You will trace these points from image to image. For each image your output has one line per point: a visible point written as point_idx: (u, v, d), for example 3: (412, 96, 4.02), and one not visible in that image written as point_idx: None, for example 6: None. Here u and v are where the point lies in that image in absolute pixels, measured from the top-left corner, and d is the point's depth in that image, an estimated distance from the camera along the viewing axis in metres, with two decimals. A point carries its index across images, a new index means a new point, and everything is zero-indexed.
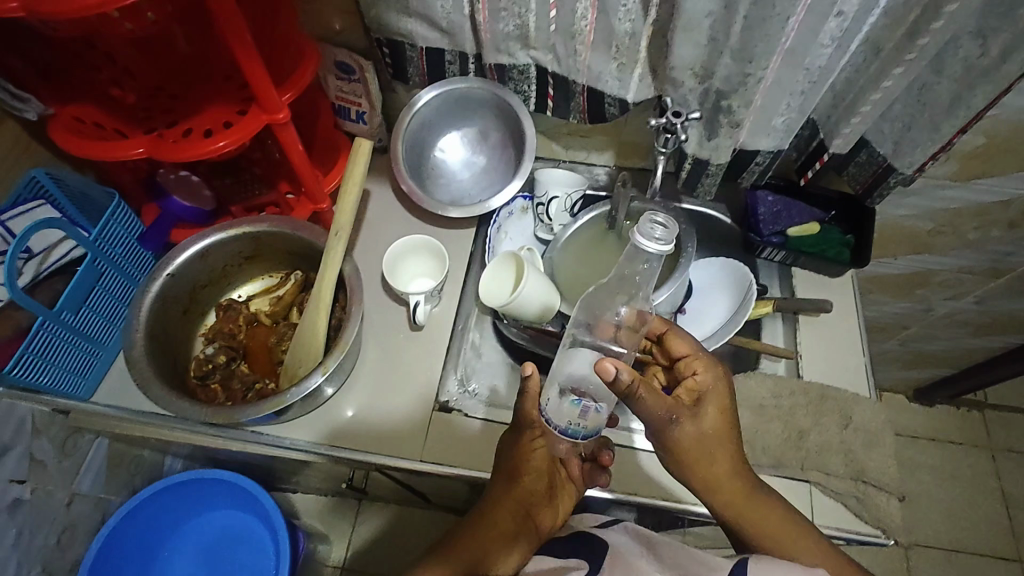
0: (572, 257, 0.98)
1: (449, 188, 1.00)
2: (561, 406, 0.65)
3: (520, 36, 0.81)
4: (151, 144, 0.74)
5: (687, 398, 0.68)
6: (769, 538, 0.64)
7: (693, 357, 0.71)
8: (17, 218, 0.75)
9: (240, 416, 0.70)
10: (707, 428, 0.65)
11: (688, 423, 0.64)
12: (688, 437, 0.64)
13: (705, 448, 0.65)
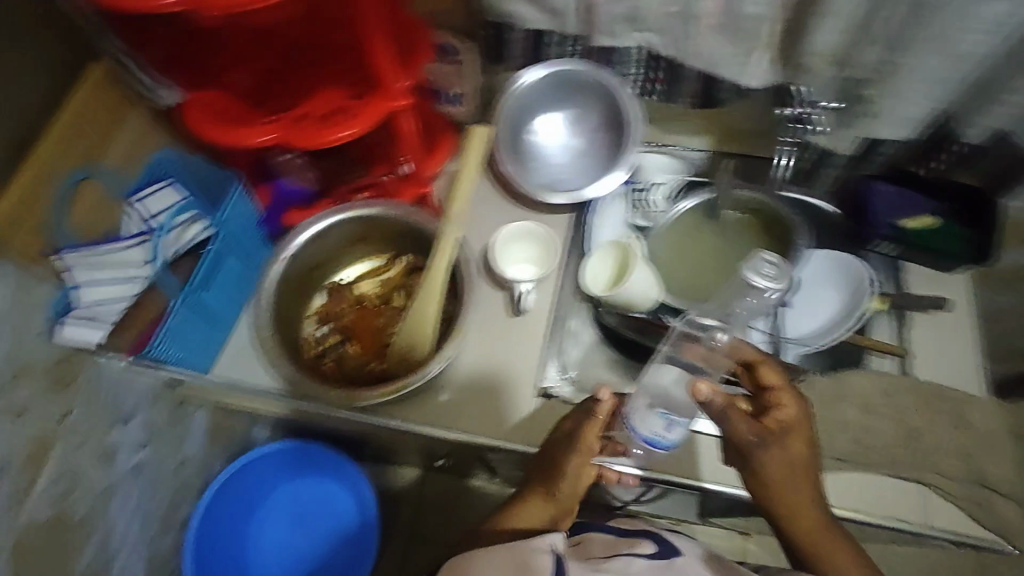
0: (667, 245, 0.96)
1: (545, 171, 0.97)
2: (647, 418, 0.66)
3: (631, 17, 0.78)
4: (281, 129, 0.76)
5: (772, 428, 0.65)
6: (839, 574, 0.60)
7: (779, 389, 0.67)
8: (147, 202, 0.80)
9: (366, 398, 0.75)
10: (792, 457, 0.65)
11: (776, 450, 0.65)
12: (772, 461, 0.65)
13: (788, 475, 0.65)
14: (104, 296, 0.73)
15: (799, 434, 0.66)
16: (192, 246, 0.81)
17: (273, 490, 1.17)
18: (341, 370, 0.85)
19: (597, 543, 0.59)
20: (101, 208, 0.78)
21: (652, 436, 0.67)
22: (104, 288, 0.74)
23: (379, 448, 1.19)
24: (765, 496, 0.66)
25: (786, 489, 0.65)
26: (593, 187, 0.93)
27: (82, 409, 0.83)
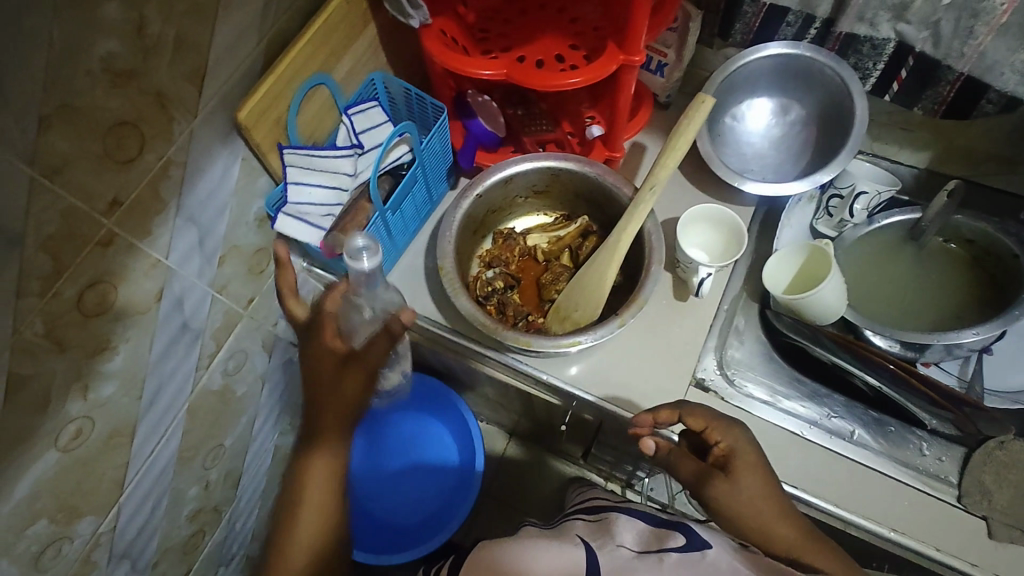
0: (856, 262, 0.90)
1: (741, 156, 0.93)
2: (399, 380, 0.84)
3: (899, 6, 0.72)
4: (509, 65, 0.75)
5: (718, 467, 0.63)
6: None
7: (711, 428, 0.65)
8: (360, 117, 0.83)
9: (537, 344, 0.75)
10: (743, 486, 0.59)
11: (722, 484, 0.60)
12: (719, 497, 0.60)
13: (742, 508, 0.59)
14: (314, 199, 0.79)
15: (747, 468, 0.61)
16: (395, 167, 0.83)
17: (381, 423, 1.21)
18: (504, 313, 0.85)
19: (625, 527, 0.56)
20: (325, 114, 0.81)
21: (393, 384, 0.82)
22: (316, 191, 0.79)
23: (485, 404, 1.21)
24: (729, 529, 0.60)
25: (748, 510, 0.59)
26: (787, 184, 0.85)
27: (262, 298, 0.88)
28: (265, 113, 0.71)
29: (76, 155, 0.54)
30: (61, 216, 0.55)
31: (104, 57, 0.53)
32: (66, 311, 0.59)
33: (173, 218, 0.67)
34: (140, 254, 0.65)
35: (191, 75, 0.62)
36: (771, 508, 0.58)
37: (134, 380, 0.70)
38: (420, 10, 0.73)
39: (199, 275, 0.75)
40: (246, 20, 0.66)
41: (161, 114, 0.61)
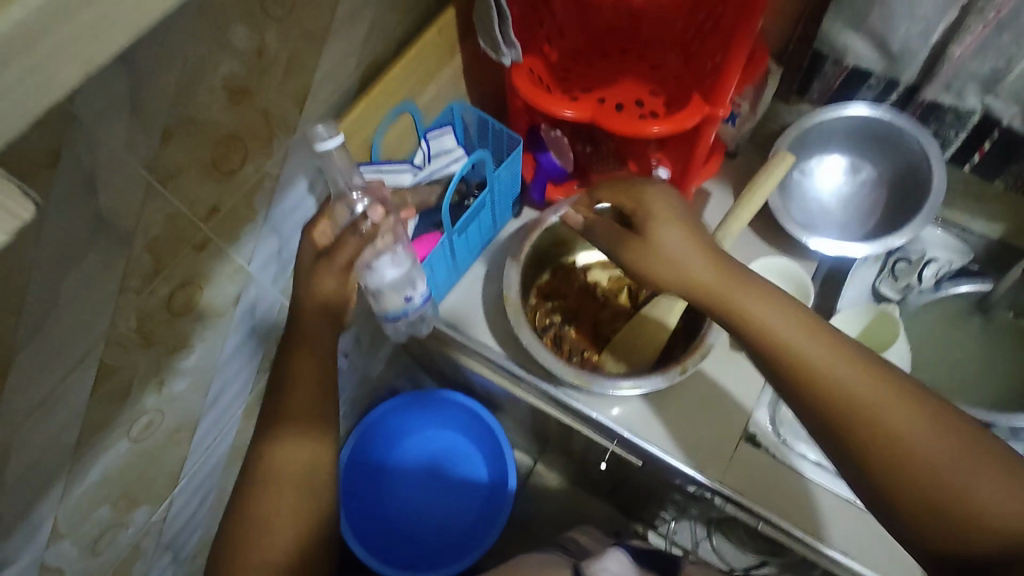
0: (919, 328, 0.89)
1: (808, 212, 0.92)
2: (394, 301, 0.64)
3: (989, 79, 0.72)
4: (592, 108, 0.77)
5: (635, 230, 0.64)
6: (839, 417, 0.53)
7: (627, 189, 0.66)
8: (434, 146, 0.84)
9: (595, 384, 0.75)
10: (657, 248, 0.61)
11: (636, 245, 0.63)
12: (635, 256, 0.63)
13: (659, 255, 0.61)
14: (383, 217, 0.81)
15: (662, 222, 0.62)
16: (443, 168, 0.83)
17: (415, 441, 1.21)
18: (559, 347, 0.86)
19: None
20: (405, 137, 0.83)
21: (398, 311, 0.65)
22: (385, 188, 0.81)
23: (521, 430, 1.21)
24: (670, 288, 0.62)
25: (670, 267, 0.61)
26: (850, 245, 0.84)
27: None
28: (354, 135, 0.73)
29: (188, 164, 0.57)
30: (166, 219, 0.58)
31: (226, 77, 0.57)
32: (155, 309, 0.62)
33: (260, 228, 0.70)
34: (226, 259, 0.68)
35: (295, 95, 0.65)
36: (713, 274, 0.60)
37: (204, 379, 0.73)
38: (514, 49, 0.71)
39: (274, 283, 0.77)
40: (350, 46, 0.70)
41: (266, 130, 0.64)
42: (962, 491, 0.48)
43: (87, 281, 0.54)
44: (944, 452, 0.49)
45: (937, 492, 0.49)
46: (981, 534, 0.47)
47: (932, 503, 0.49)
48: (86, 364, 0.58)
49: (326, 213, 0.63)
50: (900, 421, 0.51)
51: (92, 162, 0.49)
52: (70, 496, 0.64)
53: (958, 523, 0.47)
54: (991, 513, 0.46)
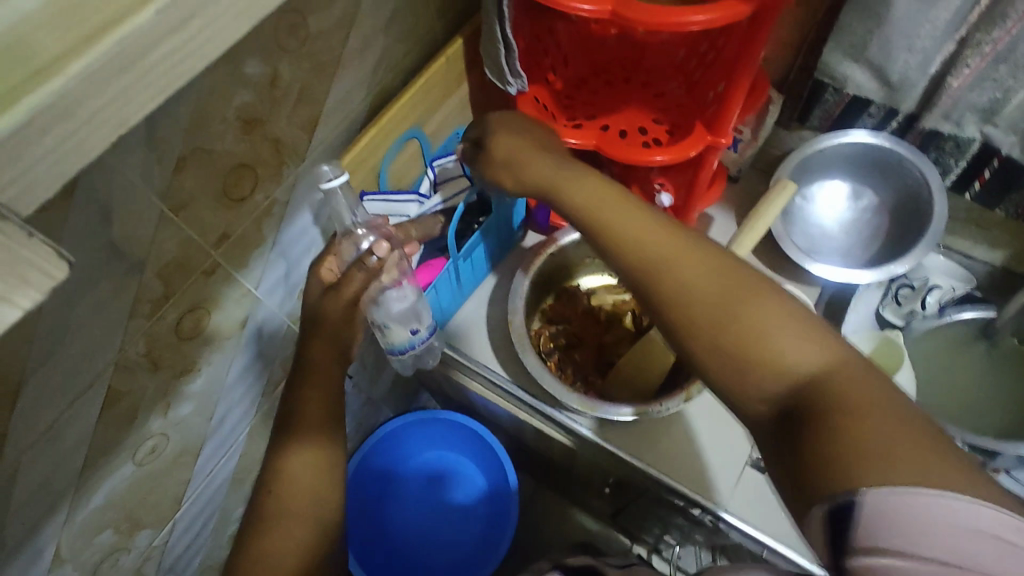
0: (921, 353, 0.90)
1: (809, 237, 0.93)
2: (401, 335, 0.68)
3: (988, 110, 0.73)
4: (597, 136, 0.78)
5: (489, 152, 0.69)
6: (638, 263, 0.52)
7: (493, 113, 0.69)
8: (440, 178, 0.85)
9: (599, 410, 0.75)
10: (499, 154, 0.65)
11: (482, 158, 0.67)
12: (483, 167, 0.67)
13: (497, 161, 0.66)
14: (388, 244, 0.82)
15: (501, 127, 0.67)
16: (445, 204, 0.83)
17: (419, 462, 1.21)
18: (563, 371, 0.86)
19: None
20: (413, 164, 0.84)
21: (405, 344, 0.69)
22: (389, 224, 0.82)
23: (524, 452, 1.21)
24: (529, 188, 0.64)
25: (511, 166, 0.64)
26: (853, 272, 0.85)
27: None
28: (362, 160, 0.74)
29: (199, 193, 0.58)
30: (177, 245, 0.59)
31: (239, 107, 0.58)
32: (163, 333, 0.62)
33: (268, 252, 0.71)
34: (234, 284, 0.68)
35: (305, 124, 0.67)
36: (551, 172, 0.62)
37: (209, 402, 0.73)
38: (520, 78, 0.73)
39: (281, 306, 0.78)
40: (359, 76, 0.71)
41: (276, 158, 0.65)
42: (743, 337, 0.46)
43: (98, 308, 0.54)
44: (693, 279, 0.49)
45: (733, 350, 0.46)
46: (763, 380, 0.45)
47: (717, 354, 0.47)
48: (94, 389, 0.58)
49: (331, 251, 0.65)
50: (693, 278, 0.49)
51: (107, 193, 0.50)
52: (75, 520, 0.64)
53: (763, 375, 0.45)
54: (786, 363, 0.44)
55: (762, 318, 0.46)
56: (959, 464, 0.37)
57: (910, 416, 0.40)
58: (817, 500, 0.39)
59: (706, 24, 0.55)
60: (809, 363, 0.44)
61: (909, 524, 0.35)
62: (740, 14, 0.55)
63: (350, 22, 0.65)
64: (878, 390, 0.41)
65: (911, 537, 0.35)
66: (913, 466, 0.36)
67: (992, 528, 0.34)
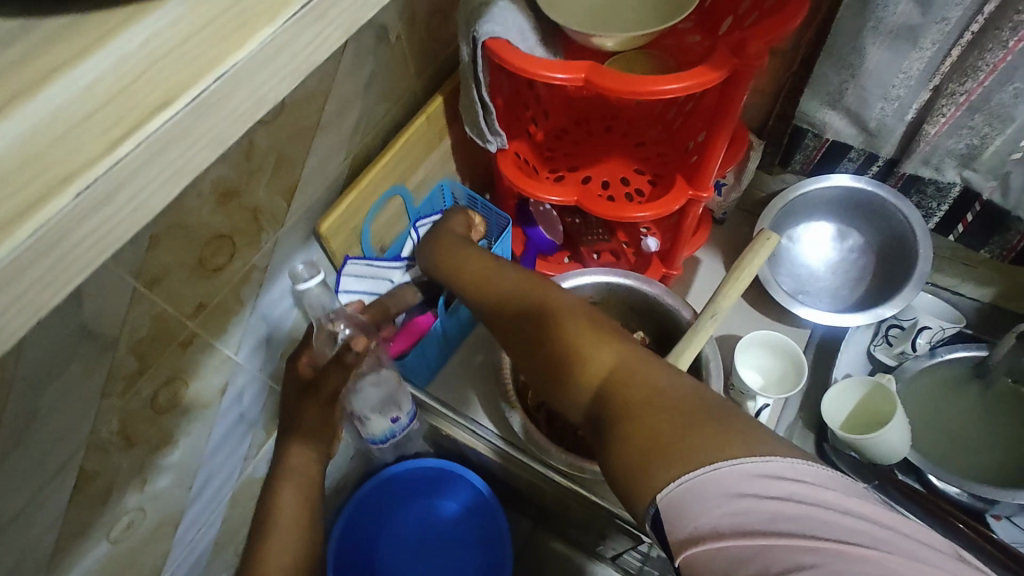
0: (917, 395, 0.88)
1: (796, 278, 0.93)
2: (379, 423, 0.77)
3: (966, 156, 0.73)
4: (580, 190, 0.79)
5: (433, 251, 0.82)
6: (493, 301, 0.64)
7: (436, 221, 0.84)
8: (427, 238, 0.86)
9: (590, 469, 0.74)
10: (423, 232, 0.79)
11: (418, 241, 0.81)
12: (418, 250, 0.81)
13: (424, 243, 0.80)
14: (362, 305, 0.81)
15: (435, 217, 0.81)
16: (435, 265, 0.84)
17: (406, 513, 1.15)
18: (553, 425, 0.85)
19: None
20: (395, 220, 0.84)
21: (386, 431, 0.78)
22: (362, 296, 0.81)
23: (518, 497, 1.18)
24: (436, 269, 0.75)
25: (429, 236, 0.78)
26: (842, 315, 0.85)
27: None
28: (344, 219, 0.74)
29: (174, 267, 0.58)
30: (151, 321, 0.58)
31: (215, 181, 0.58)
32: (138, 409, 0.61)
33: (248, 318, 0.70)
34: (214, 352, 0.67)
35: (283, 190, 0.66)
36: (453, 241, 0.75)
37: (189, 471, 0.72)
38: (500, 136, 0.73)
39: (263, 369, 0.76)
40: (337, 139, 0.71)
41: (254, 226, 0.65)
42: (569, 362, 0.52)
43: (68, 392, 0.53)
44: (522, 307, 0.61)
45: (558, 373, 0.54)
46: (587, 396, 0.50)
47: (560, 386, 0.53)
48: (66, 472, 0.57)
49: (307, 352, 0.70)
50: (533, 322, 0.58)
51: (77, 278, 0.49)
52: None
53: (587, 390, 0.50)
54: (594, 373, 0.50)
55: (581, 341, 0.53)
56: (732, 433, 0.39)
57: (685, 398, 0.44)
58: (638, 507, 0.41)
59: (677, 90, 0.55)
60: (614, 369, 0.49)
61: (690, 507, 0.37)
62: (714, 79, 0.55)
63: (326, 88, 0.65)
64: (644, 373, 0.47)
65: (692, 521, 0.36)
66: (681, 447, 0.40)
67: (748, 489, 0.36)
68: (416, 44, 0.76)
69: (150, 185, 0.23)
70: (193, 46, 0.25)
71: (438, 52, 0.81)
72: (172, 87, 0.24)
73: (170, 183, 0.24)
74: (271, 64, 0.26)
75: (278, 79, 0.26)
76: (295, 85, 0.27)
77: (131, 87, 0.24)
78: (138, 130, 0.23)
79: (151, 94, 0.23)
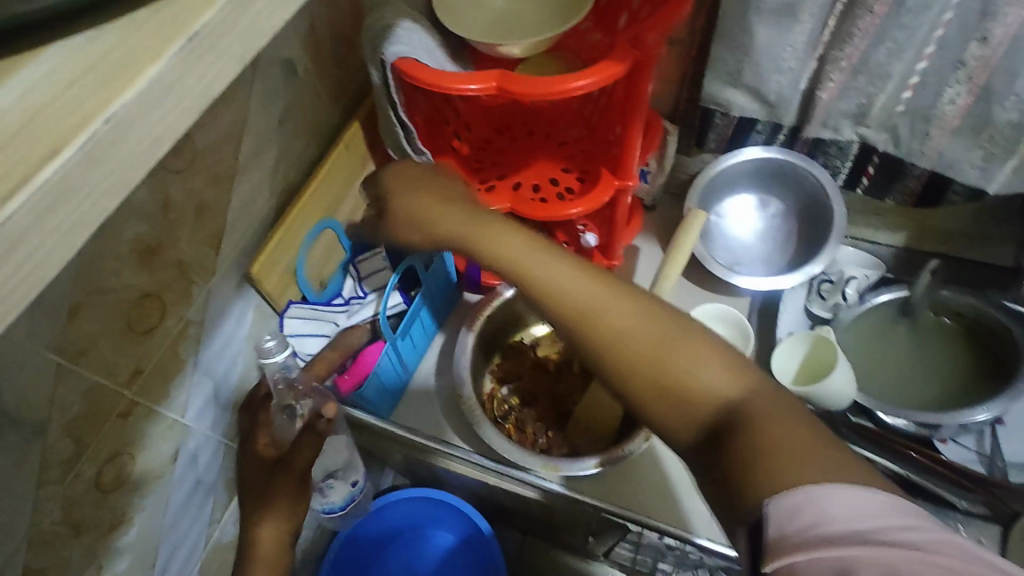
0: (858, 341, 0.93)
1: (729, 251, 0.97)
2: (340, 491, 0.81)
3: (857, 114, 0.79)
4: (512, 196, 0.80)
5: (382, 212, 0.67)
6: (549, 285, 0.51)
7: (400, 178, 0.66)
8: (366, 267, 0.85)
9: (564, 468, 0.75)
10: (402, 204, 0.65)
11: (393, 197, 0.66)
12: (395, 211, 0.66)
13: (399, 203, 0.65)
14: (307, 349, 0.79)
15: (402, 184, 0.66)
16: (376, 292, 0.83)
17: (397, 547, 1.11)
18: (523, 432, 0.86)
19: None
20: (330, 255, 0.82)
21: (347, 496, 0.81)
22: (307, 342, 0.79)
23: (501, 512, 1.17)
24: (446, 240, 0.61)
25: (405, 202, 0.65)
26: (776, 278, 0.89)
27: None
28: (278, 259, 0.72)
29: (100, 335, 0.54)
30: (83, 396, 0.54)
31: (133, 238, 0.55)
32: (83, 493, 0.57)
33: (190, 376, 0.67)
34: (158, 418, 0.64)
35: (209, 238, 0.64)
36: (469, 225, 0.60)
37: (148, 549, 0.67)
38: (425, 155, 0.74)
39: (215, 427, 0.73)
40: (259, 179, 0.69)
41: (183, 281, 0.62)
42: (673, 389, 0.45)
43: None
44: (595, 295, 0.49)
45: (651, 372, 0.45)
46: (683, 425, 0.44)
47: (646, 405, 0.46)
48: None
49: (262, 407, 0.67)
50: (617, 313, 0.48)
51: None
52: None
53: (689, 418, 0.44)
54: (707, 388, 0.44)
55: (684, 355, 0.45)
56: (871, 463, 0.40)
57: (819, 433, 0.40)
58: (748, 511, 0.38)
59: (587, 85, 0.57)
60: (726, 398, 0.44)
61: (805, 524, 0.35)
62: (619, 71, 0.58)
63: (238, 129, 0.64)
64: (774, 398, 0.43)
65: (808, 527, 0.35)
66: (830, 465, 0.38)
67: (861, 502, 0.35)
68: (326, 75, 0.75)
69: (46, 240, 0.22)
70: (75, 96, 0.24)
71: (350, 80, 0.81)
72: (55, 137, 0.23)
73: (68, 240, 0.23)
74: (163, 104, 0.25)
75: (174, 116, 0.25)
76: (194, 120, 0.26)
77: (13, 144, 0.23)
78: (22, 184, 0.22)
79: (34, 148, 0.22)
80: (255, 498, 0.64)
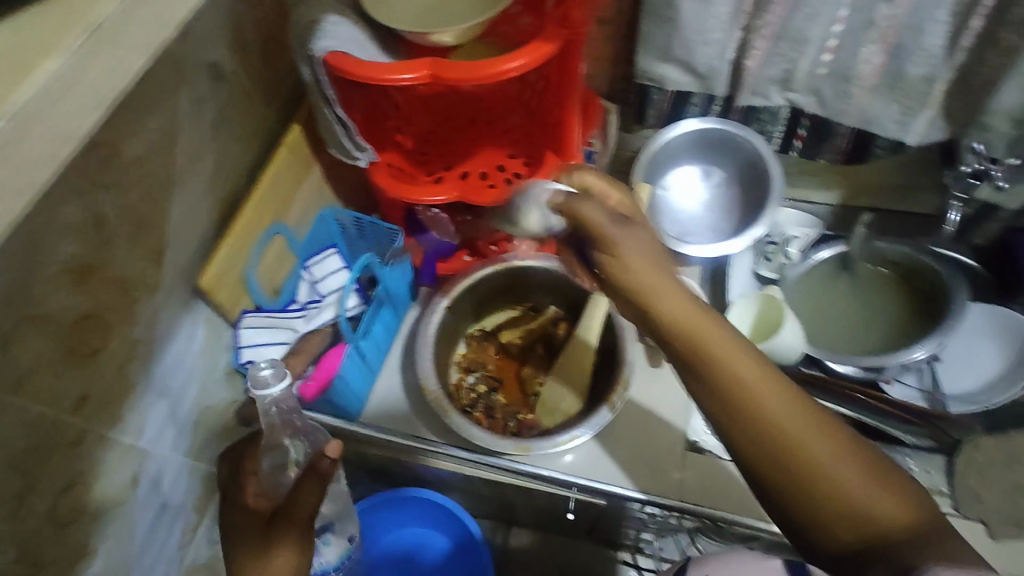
0: (804, 297, 0.97)
1: (677, 222, 1.00)
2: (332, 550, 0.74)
3: (784, 79, 0.83)
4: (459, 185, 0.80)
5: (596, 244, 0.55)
6: (715, 388, 0.46)
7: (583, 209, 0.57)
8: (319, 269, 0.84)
9: (536, 447, 0.76)
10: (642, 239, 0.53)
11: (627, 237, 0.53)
12: (612, 266, 0.52)
13: (626, 264, 0.52)
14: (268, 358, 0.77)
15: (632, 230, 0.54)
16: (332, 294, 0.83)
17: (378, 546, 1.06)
18: (493, 418, 0.87)
19: None
20: (281, 263, 0.81)
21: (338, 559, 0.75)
22: (268, 351, 0.77)
23: (482, 503, 1.17)
24: (609, 284, 0.54)
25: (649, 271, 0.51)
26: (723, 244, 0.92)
27: None
28: (225, 269, 0.71)
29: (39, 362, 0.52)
30: (27, 427, 0.52)
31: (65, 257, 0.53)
32: (37, 529, 0.54)
33: (143, 397, 0.65)
34: (112, 444, 0.61)
35: (149, 253, 0.62)
36: (662, 299, 0.49)
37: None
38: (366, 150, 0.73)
39: (175, 447, 0.71)
40: (196, 187, 0.67)
41: (124, 299, 0.60)
42: (827, 496, 0.43)
43: None
44: (758, 404, 0.45)
45: (809, 482, 0.43)
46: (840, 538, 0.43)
47: (784, 497, 0.44)
48: None
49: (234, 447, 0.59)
50: (783, 420, 0.44)
51: None
52: None
53: (847, 528, 0.42)
54: (875, 506, 0.42)
55: (857, 476, 0.43)
56: None
57: None
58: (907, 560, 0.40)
59: (518, 67, 0.58)
60: (899, 527, 0.42)
61: None
62: (549, 50, 0.58)
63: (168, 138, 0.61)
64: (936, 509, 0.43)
65: None
66: None
67: None
68: (257, 76, 0.74)
69: None
70: None
71: (283, 81, 0.79)
72: None
73: None
74: None
75: None
76: None
77: None
78: None
79: None
80: (240, 553, 0.53)
